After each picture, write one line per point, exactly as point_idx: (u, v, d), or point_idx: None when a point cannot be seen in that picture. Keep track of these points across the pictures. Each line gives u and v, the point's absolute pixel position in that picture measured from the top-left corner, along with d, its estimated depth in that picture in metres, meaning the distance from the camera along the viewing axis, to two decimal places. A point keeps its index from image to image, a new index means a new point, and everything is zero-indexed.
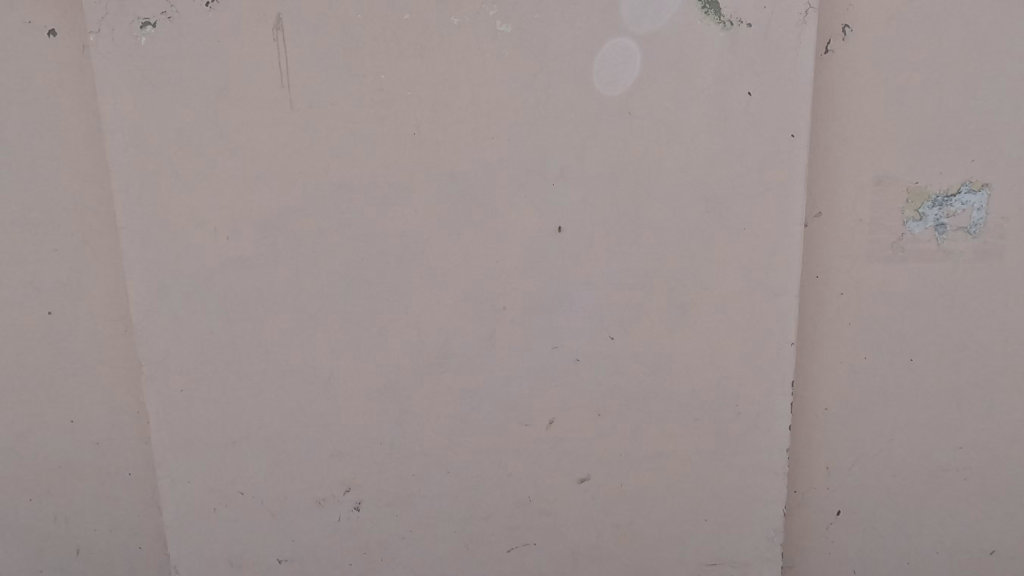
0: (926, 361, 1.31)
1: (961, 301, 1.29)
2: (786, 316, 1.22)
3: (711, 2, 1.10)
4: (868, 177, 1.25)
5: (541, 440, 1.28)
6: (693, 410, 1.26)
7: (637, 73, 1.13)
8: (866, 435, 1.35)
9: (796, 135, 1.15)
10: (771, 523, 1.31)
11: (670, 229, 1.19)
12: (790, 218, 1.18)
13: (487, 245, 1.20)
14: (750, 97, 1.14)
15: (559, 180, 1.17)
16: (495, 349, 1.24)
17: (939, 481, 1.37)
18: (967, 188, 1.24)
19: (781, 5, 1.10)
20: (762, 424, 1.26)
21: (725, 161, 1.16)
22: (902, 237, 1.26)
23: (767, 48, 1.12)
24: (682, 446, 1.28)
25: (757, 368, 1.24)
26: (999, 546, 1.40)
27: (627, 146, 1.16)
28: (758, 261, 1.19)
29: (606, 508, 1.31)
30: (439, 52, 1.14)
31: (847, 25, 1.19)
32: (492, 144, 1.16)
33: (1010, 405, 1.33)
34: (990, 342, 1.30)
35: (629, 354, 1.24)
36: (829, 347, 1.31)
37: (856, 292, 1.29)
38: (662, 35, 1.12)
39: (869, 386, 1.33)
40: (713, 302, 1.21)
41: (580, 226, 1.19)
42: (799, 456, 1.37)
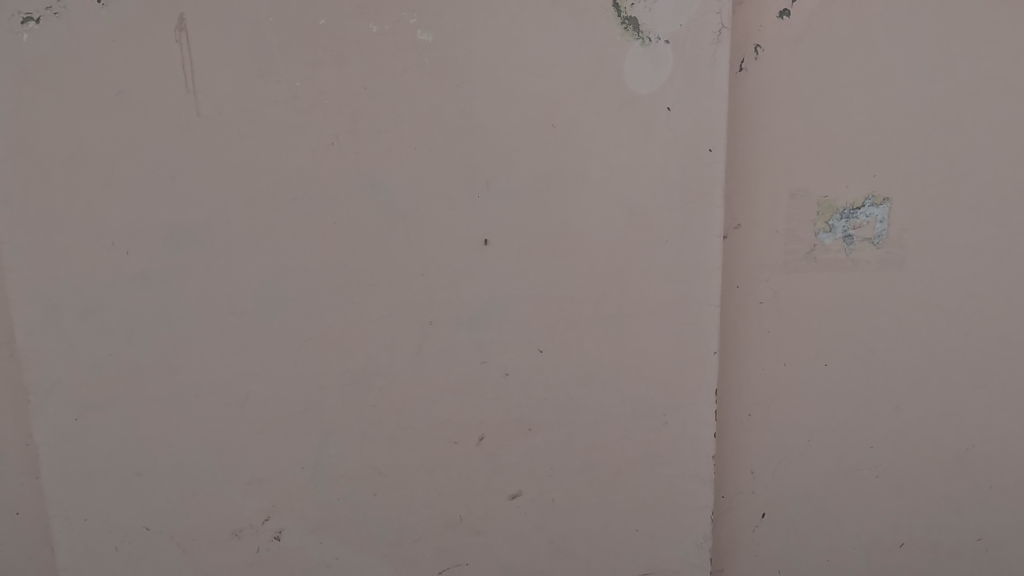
0: (839, 366, 1.38)
1: (869, 307, 1.36)
2: (709, 326, 1.24)
3: (630, 18, 1.12)
4: (781, 190, 1.30)
5: (472, 457, 1.25)
6: (623, 421, 1.26)
7: (669, 72, 1.14)
8: (787, 438, 1.40)
9: (713, 150, 1.18)
10: (701, 530, 1.33)
11: (596, 241, 1.19)
12: (711, 230, 1.20)
13: (413, 258, 1.16)
14: (670, 111, 1.16)
15: (485, 192, 1.15)
16: (424, 365, 1.20)
17: (854, 480, 1.44)
18: (870, 201, 1.32)
19: (696, 23, 1.13)
20: (688, 432, 1.28)
21: (647, 173, 1.18)
22: (814, 247, 1.32)
23: (685, 65, 1.14)
24: (613, 457, 1.28)
25: (684, 377, 1.26)
26: (908, 538, 1.48)
27: (553, 158, 1.16)
28: (681, 273, 1.21)
29: (539, 523, 1.29)
30: (358, 59, 1.10)
31: (758, 45, 1.24)
32: (416, 154, 1.13)
33: (914, 404, 1.41)
34: (894, 346, 1.38)
35: (560, 367, 1.23)
36: (751, 354, 1.36)
37: (775, 300, 1.34)
38: (620, 47, 1.13)
39: (788, 391, 1.38)
40: (640, 313, 1.22)
41: (507, 238, 1.17)
42: (726, 461, 1.41)
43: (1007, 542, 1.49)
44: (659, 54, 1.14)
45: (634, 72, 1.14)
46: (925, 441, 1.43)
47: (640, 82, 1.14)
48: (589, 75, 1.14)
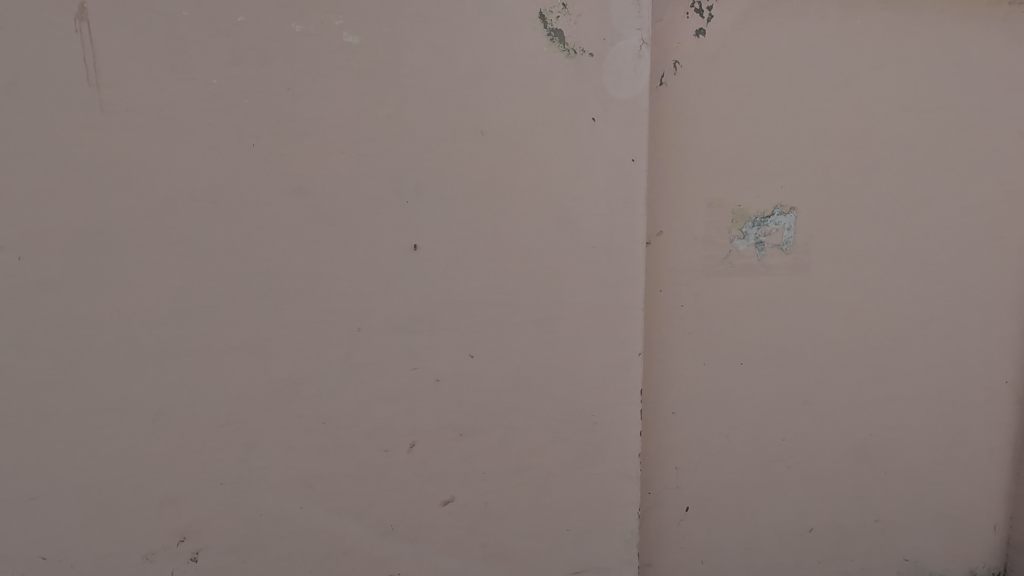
0: (753, 364, 1.47)
1: (779, 309, 1.46)
2: (634, 329, 1.29)
3: (556, 30, 1.16)
4: (700, 198, 1.37)
5: (404, 464, 1.23)
6: (553, 423, 1.29)
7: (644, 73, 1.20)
8: (707, 434, 1.48)
9: (636, 159, 1.23)
10: (628, 526, 1.37)
11: (527, 247, 1.21)
12: (635, 236, 1.25)
13: (340, 263, 1.14)
14: (596, 122, 1.20)
15: (415, 197, 1.15)
16: (352, 373, 1.18)
17: (768, 471, 1.53)
18: (779, 210, 1.42)
19: (619, 37, 1.18)
20: (616, 432, 1.32)
21: (574, 180, 1.21)
22: (730, 253, 1.40)
23: (609, 78, 1.19)
24: (544, 459, 1.30)
25: (612, 379, 1.30)
26: (816, 523, 1.59)
27: (482, 165, 1.17)
28: (607, 277, 1.26)
29: (472, 528, 1.29)
30: (280, 59, 1.06)
31: (676, 61, 1.30)
32: (343, 157, 1.11)
33: (819, 399, 1.52)
34: (801, 344, 1.49)
35: (491, 371, 1.24)
36: (674, 355, 1.42)
37: (695, 303, 1.41)
38: (547, 58, 1.16)
39: (708, 389, 1.46)
40: (569, 317, 1.25)
41: (437, 243, 1.17)
42: (652, 459, 1.46)
43: (900, 522, 1.64)
44: (633, 55, 1.19)
45: (611, 74, 1.19)
46: (830, 433, 1.55)
47: (617, 83, 1.19)
48: (516, 84, 1.16)
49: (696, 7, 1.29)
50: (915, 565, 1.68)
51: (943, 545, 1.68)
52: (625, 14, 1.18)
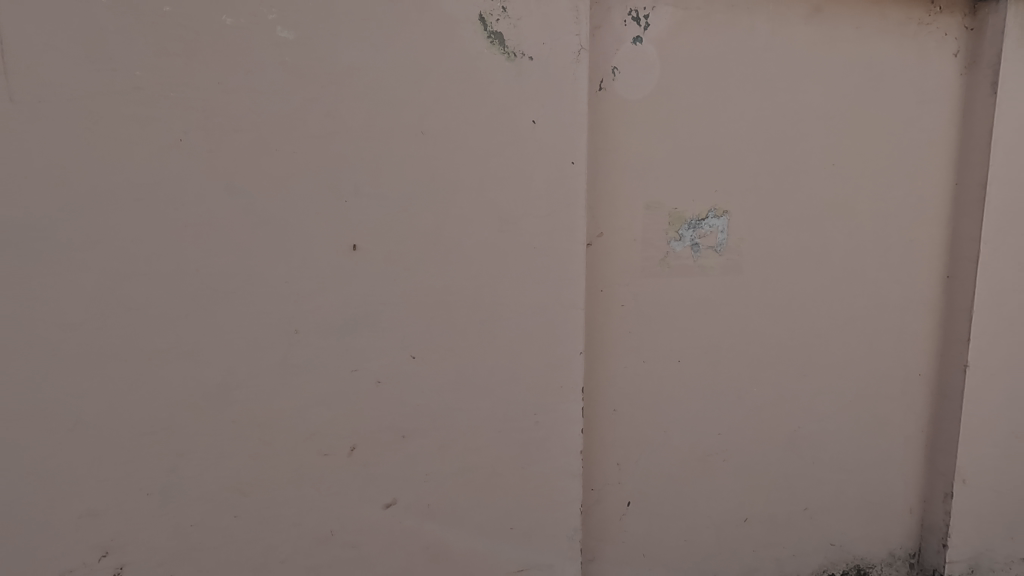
0: (690, 361, 1.52)
1: (714, 308, 1.52)
2: (575, 329, 1.31)
3: (496, 33, 1.17)
4: (638, 201, 1.41)
5: (344, 468, 1.21)
6: (496, 423, 1.30)
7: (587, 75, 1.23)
8: (647, 430, 1.52)
9: (576, 162, 1.25)
10: (571, 523, 1.40)
11: (468, 248, 1.21)
12: (575, 237, 1.28)
13: (275, 264, 1.11)
14: (536, 124, 1.22)
15: (354, 196, 1.13)
16: (288, 376, 1.15)
17: (705, 464, 1.59)
18: (712, 214, 1.48)
19: (558, 42, 1.21)
20: (558, 430, 1.34)
21: (515, 181, 1.22)
22: (667, 255, 1.45)
23: (548, 81, 1.21)
24: (487, 459, 1.30)
25: (554, 378, 1.32)
26: (750, 513, 1.66)
27: (423, 165, 1.16)
28: (549, 278, 1.27)
29: (415, 530, 1.28)
30: (211, 52, 1.03)
31: (615, 67, 1.34)
32: (277, 155, 1.08)
33: (752, 393, 1.59)
34: (734, 342, 1.55)
35: (433, 372, 1.23)
36: (615, 353, 1.46)
37: (634, 304, 1.45)
38: (487, 59, 1.17)
39: (647, 387, 1.50)
40: (511, 317, 1.26)
41: (377, 244, 1.16)
42: (594, 456, 1.49)
43: (826, 509, 1.73)
44: (576, 58, 1.22)
45: (561, 78, 1.22)
46: (762, 426, 1.62)
47: (564, 86, 1.22)
48: (457, 84, 1.16)
49: (632, 16, 1.33)
50: (840, 549, 1.78)
51: (865, 530, 1.79)
52: (564, 20, 1.20)
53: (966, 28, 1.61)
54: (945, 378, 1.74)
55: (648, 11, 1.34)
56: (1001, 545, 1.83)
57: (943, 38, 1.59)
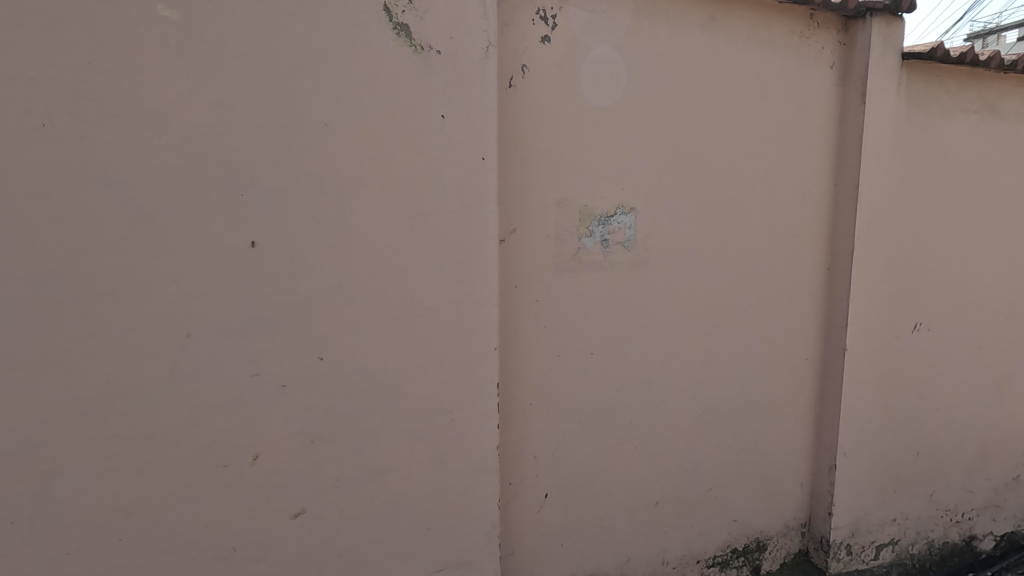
0: (602, 354, 1.57)
1: (624, 301, 1.57)
2: (490, 325, 1.31)
3: (401, 24, 1.15)
4: (549, 198, 1.44)
5: (246, 479, 1.14)
6: (410, 422, 1.27)
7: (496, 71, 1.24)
8: (562, 422, 1.55)
9: (486, 158, 1.26)
10: (489, 519, 1.39)
11: (377, 244, 1.18)
12: (487, 233, 1.28)
13: (162, 262, 1.02)
14: (445, 119, 1.21)
15: (251, 190, 1.07)
16: (180, 383, 1.07)
17: (618, 452, 1.65)
18: (620, 210, 1.53)
19: (466, 37, 1.20)
20: (474, 427, 1.34)
21: (425, 176, 1.20)
22: (579, 250, 1.49)
23: (456, 76, 1.20)
24: (402, 460, 1.28)
25: (468, 375, 1.31)
26: (661, 496, 1.74)
27: (327, 159, 1.12)
28: (461, 274, 1.27)
29: (326, 539, 1.23)
30: (79, 29, 0.93)
31: (524, 65, 1.36)
32: (162, 144, 1.00)
33: (660, 382, 1.67)
34: (643, 333, 1.62)
35: (342, 374, 1.19)
36: (530, 348, 1.48)
37: (548, 299, 1.48)
38: (393, 51, 1.15)
39: (561, 380, 1.53)
40: (424, 314, 1.24)
41: (279, 240, 1.10)
42: (511, 450, 1.50)
43: (728, 487, 1.85)
44: (484, 53, 1.22)
45: (469, 72, 1.21)
46: (670, 413, 1.70)
47: (472, 81, 1.22)
48: (362, 75, 1.13)
49: (540, 15, 1.36)
50: (741, 524, 1.90)
51: (763, 505, 1.93)
52: (471, 15, 1.20)
53: (839, 42, 1.77)
54: (828, 361, 1.91)
55: (554, 11, 1.38)
56: (875, 510, 2.03)
57: (820, 51, 1.74)
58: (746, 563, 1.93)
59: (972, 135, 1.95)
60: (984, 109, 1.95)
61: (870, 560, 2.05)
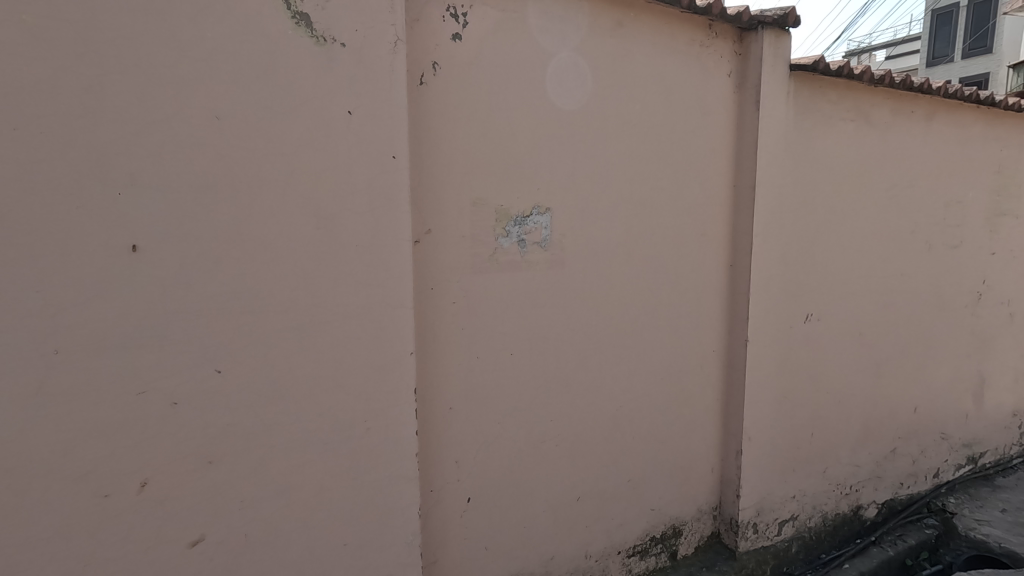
0: (521, 353, 1.57)
1: (542, 301, 1.58)
2: (405, 328, 1.27)
3: (301, 14, 1.09)
4: (464, 198, 1.42)
5: (132, 508, 1.03)
6: (322, 434, 1.21)
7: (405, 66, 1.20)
8: (483, 424, 1.54)
9: (397, 157, 1.22)
10: (410, 529, 1.35)
11: (280, 247, 1.11)
12: (399, 234, 1.24)
13: (20, 270, 0.90)
14: (352, 116, 1.15)
15: (131, 189, 0.96)
16: (47, 406, 0.94)
17: (539, 451, 1.66)
18: (536, 210, 1.54)
19: (372, 30, 1.16)
20: (391, 435, 1.29)
21: (332, 175, 1.15)
22: (496, 251, 1.48)
23: (363, 71, 1.16)
24: (313, 475, 1.21)
25: (383, 381, 1.26)
26: (582, 492, 1.77)
27: (221, 155, 1.03)
28: (374, 277, 1.22)
29: (229, 566, 1.13)
30: None
31: (435, 63, 1.33)
32: (18, 136, 0.88)
33: (579, 379, 1.70)
34: (562, 331, 1.64)
35: (243, 387, 1.10)
36: (448, 351, 1.45)
37: (465, 300, 1.46)
38: (293, 42, 1.08)
39: (481, 382, 1.52)
40: (333, 320, 1.18)
41: (165, 243, 1.00)
42: (431, 456, 1.47)
43: (645, 478, 1.92)
44: (392, 48, 1.19)
45: (376, 67, 1.17)
46: (588, 409, 1.74)
47: (380, 76, 1.18)
48: (259, 66, 1.05)
49: (451, 12, 1.34)
50: (659, 512, 1.98)
51: (678, 492, 2.01)
52: (377, 9, 1.16)
53: (735, 52, 1.89)
54: (732, 352, 2.03)
55: (465, 9, 1.36)
56: (777, 489, 2.18)
57: (720, 59, 1.85)
58: (664, 549, 2.01)
59: (850, 141, 2.15)
60: (860, 118, 2.16)
61: (774, 536, 2.20)
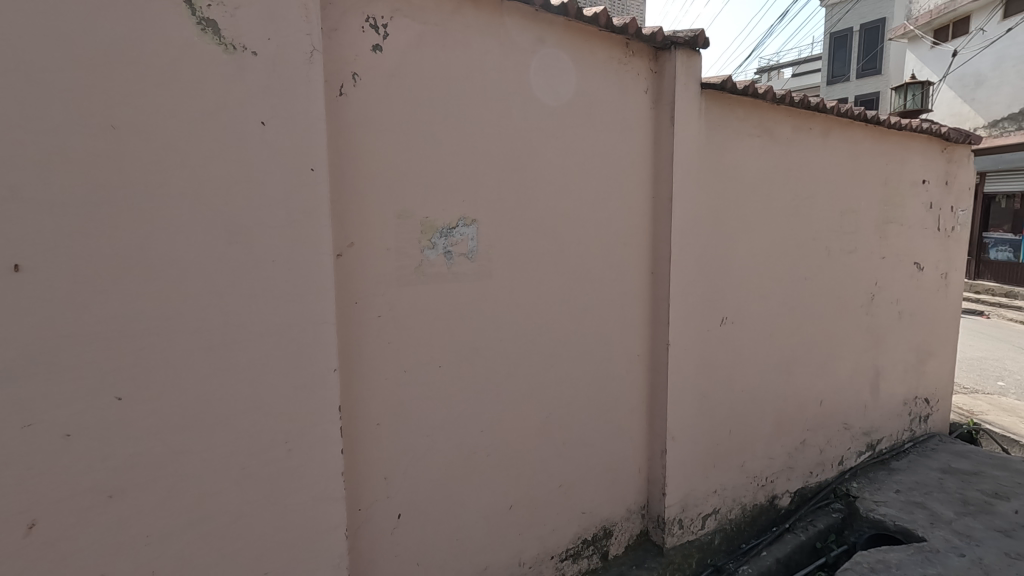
0: (450, 365, 1.57)
1: (470, 312, 1.59)
2: (327, 344, 1.24)
3: (207, 20, 1.04)
4: (388, 210, 1.41)
5: (17, 554, 0.93)
6: (239, 458, 1.15)
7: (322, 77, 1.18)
8: (412, 438, 1.52)
9: (315, 169, 1.19)
10: (337, 551, 1.30)
11: (188, 263, 1.05)
12: (319, 248, 1.20)
13: None
14: (265, 127, 1.12)
15: (11, 203, 0.88)
16: None
17: (470, 462, 1.65)
18: (462, 222, 1.55)
19: (286, 39, 1.13)
20: (314, 455, 1.25)
21: (244, 187, 1.10)
22: (422, 263, 1.48)
23: (277, 80, 1.12)
24: (229, 502, 1.14)
25: (305, 400, 1.22)
26: (514, 500, 1.78)
27: (119, 167, 0.97)
28: (293, 292, 1.18)
29: None
30: None
31: (356, 73, 1.31)
32: None
33: (508, 388, 1.71)
34: (490, 341, 1.65)
35: (147, 414, 1.03)
36: (374, 366, 1.42)
37: (391, 313, 1.44)
38: (199, 50, 1.04)
39: (410, 395, 1.50)
40: (249, 339, 1.13)
41: (52, 262, 0.92)
42: (359, 474, 1.43)
43: (575, 482, 1.96)
44: (308, 57, 1.16)
45: (292, 77, 1.14)
46: (518, 417, 1.75)
47: (296, 86, 1.15)
48: (161, 73, 1.00)
49: (370, 23, 1.33)
50: (590, 515, 2.02)
51: (608, 494, 2.07)
52: (291, 17, 1.13)
53: (651, 70, 1.98)
54: (655, 356, 2.12)
55: (386, 20, 1.35)
56: (699, 484, 2.29)
57: (637, 76, 1.93)
58: (595, 551, 2.06)
59: (757, 155, 2.30)
60: (765, 133, 2.32)
61: (698, 530, 2.30)
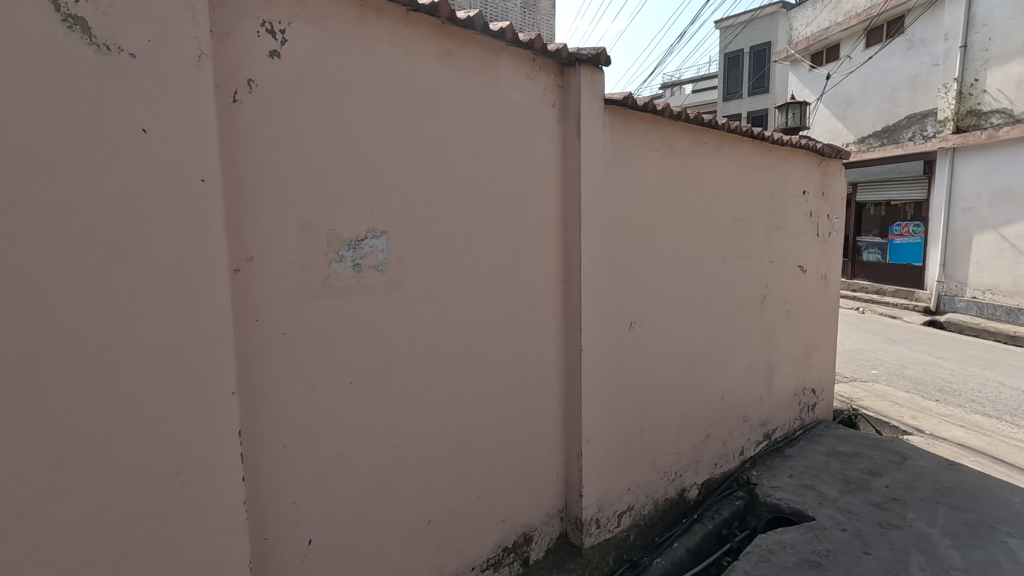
0: (362, 381, 1.52)
1: (381, 325, 1.55)
2: (224, 366, 1.16)
3: (75, 17, 0.96)
4: (291, 222, 1.35)
5: None
6: (123, 495, 1.05)
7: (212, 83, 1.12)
8: (322, 458, 1.46)
9: (206, 180, 1.11)
10: None
11: (56, 284, 0.95)
12: (213, 264, 1.13)
13: None
14: (147, 135, 1.03)
15: None
16: None
17: (386, 478, 1.61)
18: (371, 233, 1.52)
19: (170, 42, 1.06)
20: (212, 485, 1.17)
21: (124, 200, 1.01)
22: (328, 276, 1.43)
23: (160, 84, 1.04)
24: (112, 543, 1.04)
25: (200, 427, 1.14)
26: (433, 514, 1.76)
27: None
28: (182, 311, 1.10)
29: None
30: None
31: (251, 80, 1.26)
32: None
33: (423, 401, 1.69)
34: (403, 353, 1.62)
35: (7, 454, 0.92)
36: (278, 385, 1.35)
37: (296, 331, 1.38)
38: (66, 49, 0.94)
39: (319, 414, 1.44)
40: (132, 364, 1.04)
41: None
42: (264, 500, 1.35)
43: (494, 491, 1.96)
44: (196, 62, 1.09)
45: (177, 82, 1.07)
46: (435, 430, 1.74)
47: (183, 91, 1.07)
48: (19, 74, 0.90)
49: (267, 28, 1.27)
50: (509, 522, 2.03)
51: (527, 500, 2.10)
52: (175, 18, 1.06)
53: (557, 84, 2.04)
54: (569, 362, 2.18)
55: (284, 26, 1.30)
56: (614, 484, 2.37)
57: (544, 91, 1.99)
58: (516, 558, 2.07)
59: (658, 168, 2.44)
60: (665, 147, 2.46)
61: (614, 527, 2.39)
